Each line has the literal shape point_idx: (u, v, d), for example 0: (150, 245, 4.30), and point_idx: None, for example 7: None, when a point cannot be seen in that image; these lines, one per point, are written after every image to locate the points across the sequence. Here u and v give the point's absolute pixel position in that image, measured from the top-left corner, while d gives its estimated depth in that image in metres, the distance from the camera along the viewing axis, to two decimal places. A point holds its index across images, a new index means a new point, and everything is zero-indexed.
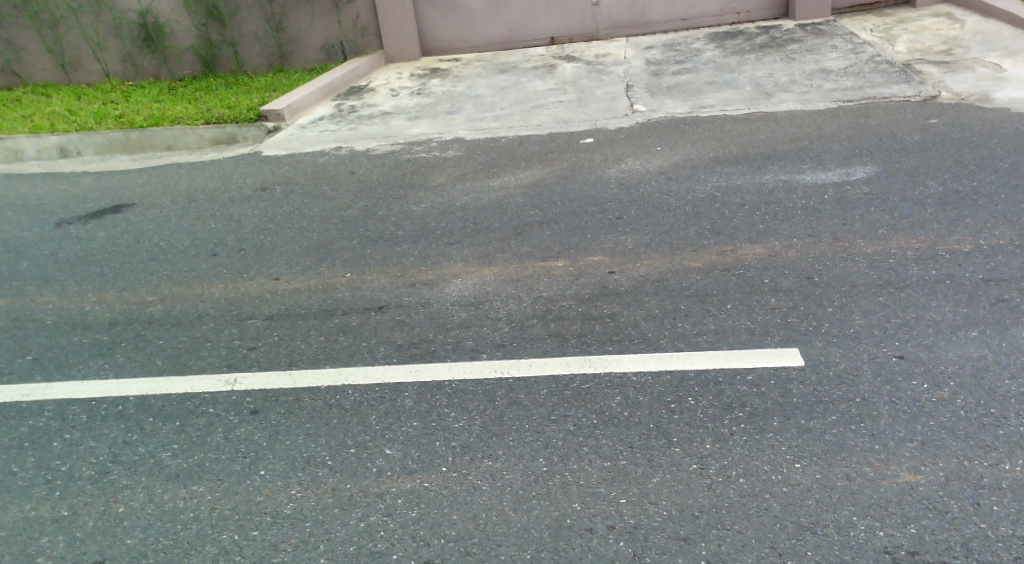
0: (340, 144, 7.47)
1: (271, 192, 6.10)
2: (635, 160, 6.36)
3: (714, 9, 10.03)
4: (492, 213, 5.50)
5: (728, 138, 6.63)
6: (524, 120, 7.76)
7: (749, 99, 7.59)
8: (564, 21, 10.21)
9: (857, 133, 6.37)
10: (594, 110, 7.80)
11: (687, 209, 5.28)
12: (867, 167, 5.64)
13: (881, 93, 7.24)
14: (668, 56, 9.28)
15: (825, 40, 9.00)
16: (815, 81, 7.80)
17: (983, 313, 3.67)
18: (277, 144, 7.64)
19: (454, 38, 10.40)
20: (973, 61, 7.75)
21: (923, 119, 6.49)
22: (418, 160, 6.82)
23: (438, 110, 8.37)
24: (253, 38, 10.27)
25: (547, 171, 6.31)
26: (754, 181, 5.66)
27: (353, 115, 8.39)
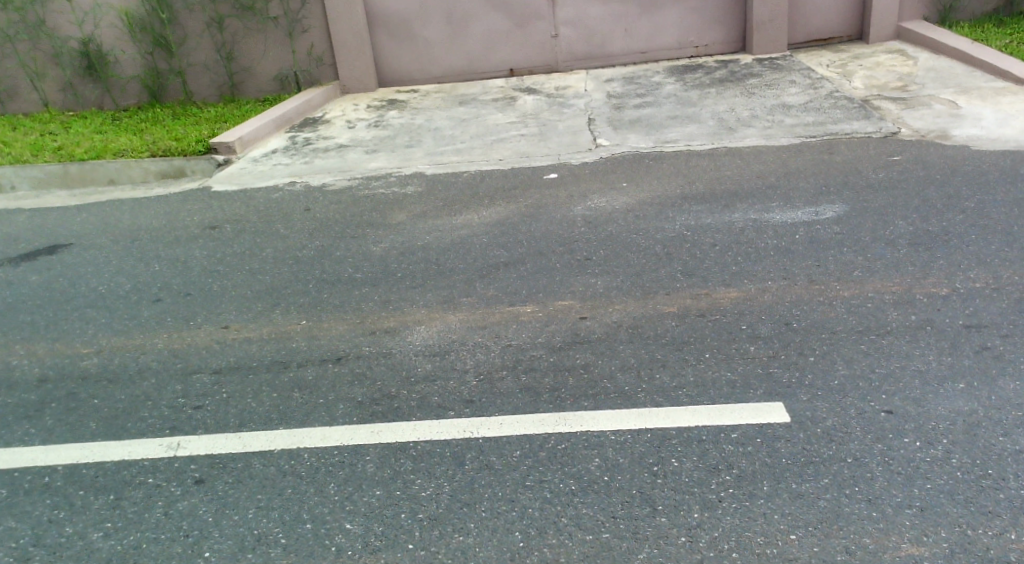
0: (293, 178, 7.19)
1: (221, 230, 5.87)
2: (601, 198, 6.20)
3: (673, 42, 10.01)
4: (455, 253, 5.30)
5: (693, 175, 6.51)
6: (485, 155, 7.57)
7: (712, 134, 7.51)
8: (523, 53, 10.11)
9: (823, 170, 6.29)
10: (556, 144, 7.65)
11: (657, 249, 5.13)
12: (836, 204, 5.54)
13: (842, 129, 7.21)
14: (628, 89, 9.20)
15: (784, 75, 9.01)
16: (777, 116, 7.76)
17: (968, 363, 3.53)
18: (227, 179, 7.34)
19: (412, 68, 10.22)
20: (930, 97, 7.78)
21: (886, 156, 6.44)
22: (376, 196, 6.58)
23: (397, 144, 8.14)
24: (203, 67, 9.97)
25: (511, 208, 6.11)
26: (723, 219, 5.53)
27: (308, 149, 8.13)
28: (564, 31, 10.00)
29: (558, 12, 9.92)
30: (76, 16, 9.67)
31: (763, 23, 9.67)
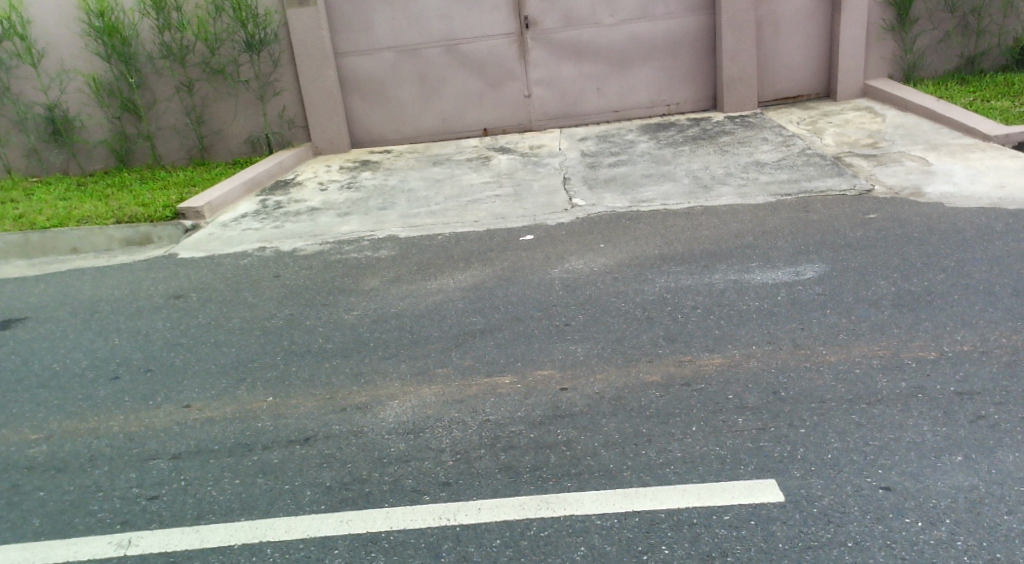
0: (263, 244, 7.03)
1: (186, 301, 5.71)
2: (578, 259, 6.09)
3: (645, 100, 10.06)
4: (429, 321, 5.14)
5: (671, 234, 6.43)
6: (459, 216, 7.45)
7: (687, 193, 7.46)
8: (496, 113, 10.11)
9: (800, 229, 6.23)
10: (531, 205, 7.55)
11: (638, 313, 5.00)
12: (816, 264, 5.46)
13: (817, 187, 7.19)
14: (602, 148, 9.19)
15: (756, 132, 9.06)
16: (751, 174, 7.75)
17: (964, 433, 3.39)
18: (194, 245, 7.16)
19: (385, 129, 10.16)
20: (901, 154, 7.81)
21: (862, 214, 6.40)
22: (348, 261, 6.42)
23: (370, 206, 8.02)
24: (172, 131, 9.86)
25: (487, 272, 5.98)
26: (703, 281, 5.43)
27: (278, 212, 7.98)
28: (537, 91, 10.02)
29: (531, 72, 9.95)
30: (42, 82, 9.57)
31: (733, 81, 9.75)
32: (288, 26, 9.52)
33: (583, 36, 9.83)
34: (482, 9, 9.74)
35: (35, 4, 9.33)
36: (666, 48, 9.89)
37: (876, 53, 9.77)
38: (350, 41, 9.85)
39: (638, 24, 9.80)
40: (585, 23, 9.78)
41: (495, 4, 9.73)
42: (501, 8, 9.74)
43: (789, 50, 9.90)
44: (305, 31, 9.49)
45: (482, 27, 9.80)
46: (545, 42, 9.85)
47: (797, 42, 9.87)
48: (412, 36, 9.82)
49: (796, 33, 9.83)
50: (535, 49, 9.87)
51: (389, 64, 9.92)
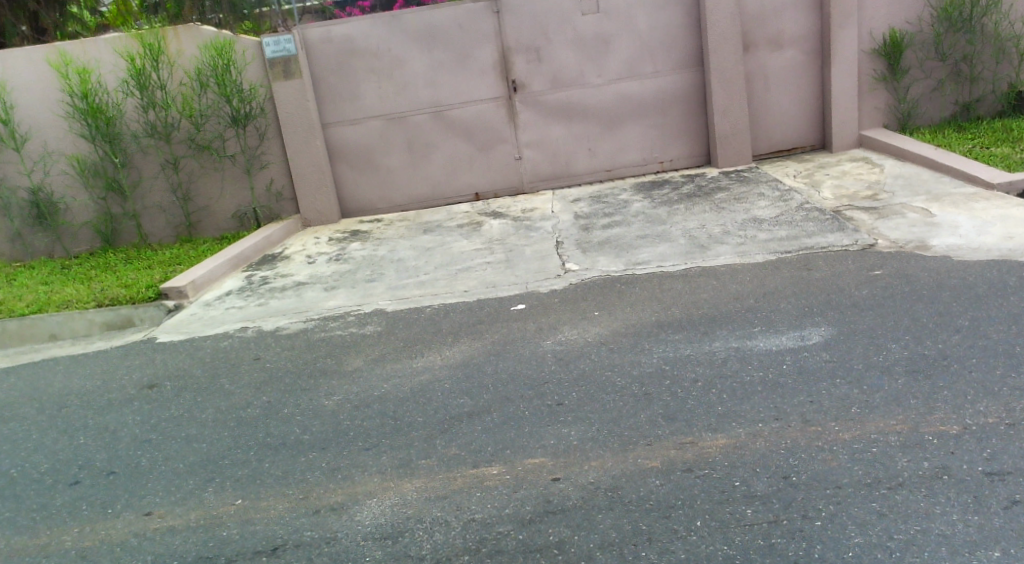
0: (246, 323, 6.79)
1: (159, 390, 5.46)
2: (572, 329, 5.81)
3: (638, 158, 9.90)
4: (415, 404, 4.87)
5: (667, 299, 6.17)
6: (449, 286, 7.20)
7: (684, 253, 7.22)
8: (486, 177, 9.95)
9: (802, 289, 5.96)
10: (523, 271, 7.31)
11: (635, 389, 4.70)
12: (822, 327, 5.18)
13: (817, 243, 6.94)
14: (596, 209, 8.98)
15: (751, 188, 8.86)
16: (749, 232, 7.50)
17: (999, 524, 3.09)
18: (174, 327, 6.93)
19: (374, 197, 10.00)
20: (902, 206, 7.57)
21: (867, 270, 6.14)
22: (333, 340, 6.16)
23: (358, 278, 7.78)
24: (158, 209, 9.70)
25: (476, 346, 5.70)
26: (703, 349, 5.14)
27: (263, 288, 7.76)
28: (527, 152, 9.87)
29: (520, 135, 9.81)
30: (25, 165, 9.45)
31: (726, 136, 9.59)
32: (273, 99, 9.43)
33: (572, 97, 9.71)
34: (468, 74, 9.65)
35: (19, 89, 9.28)
36: (656, 105, 9.77)
37: (869, 103, 9.64)
38: (337, 111, 9.74)
39: (627, 83, 9.69)
40: (573, 84, 9.68)
41: (482, 68, 9.64)
42: (487, 73, 9.65)
43: (780, 104, 9.77)
44: (291, 104, 9.39)
45: (469, 92, 9.70)
46: (533, 104, 9.74)
47: (788, 95, 9.76)
48: (399, 104, 9.71)
49: (786, 86, 9.72)
50: (524, 111, 9.75)
51: (377, 132, 9.80)
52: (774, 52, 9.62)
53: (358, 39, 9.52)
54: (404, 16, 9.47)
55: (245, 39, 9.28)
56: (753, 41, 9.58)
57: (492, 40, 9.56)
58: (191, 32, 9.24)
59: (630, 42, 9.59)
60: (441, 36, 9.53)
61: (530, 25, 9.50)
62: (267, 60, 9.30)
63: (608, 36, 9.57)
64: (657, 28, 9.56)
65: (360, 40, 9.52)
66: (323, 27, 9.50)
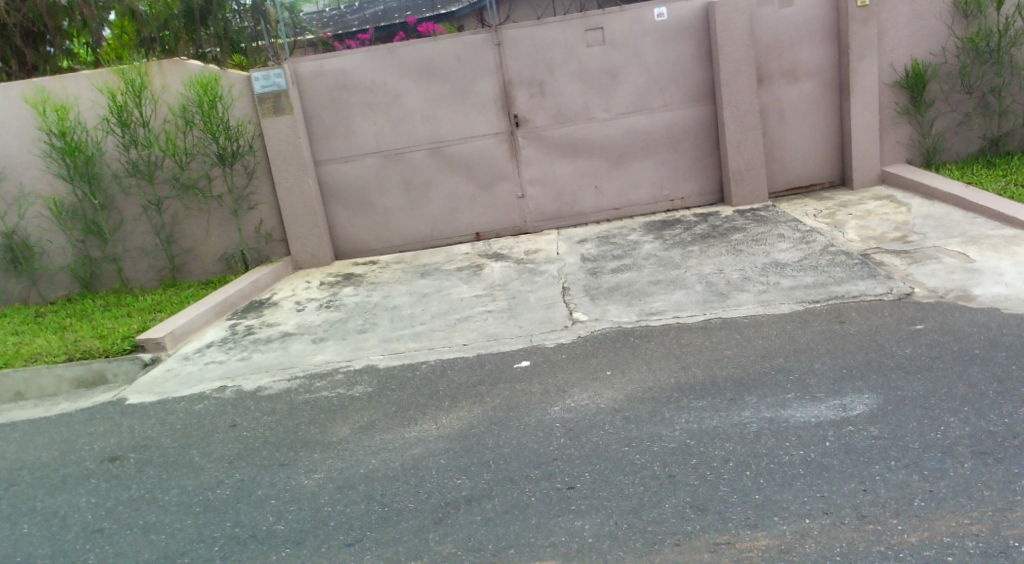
0: (225, 382, 6.23)
1: (121, 463, 4.90)
2: (583, 393, 5.22)
3: (647, 196, 9.39)
4: (406, 485, 4.30)
5: (686, 356, 5.59)
6: (446, 339, 6.62)
7: (702, 302, 6.66)
8: (488, 216, 9.43)
9: (837, 345, 5.39)
10: (528, 322, 6.74)
11: (657, 470, 4.12)
12: (865, 394, 4.60)
13: (849, 291, 6.38)
14: (604, 251, 8.44)
15: (770, 228, 8.31)
16: (772, 278, 6.95)
17: None
18: (147, 386, 6.37)
19: (369, 238, 9.47)
20: (936, 249, 7.02)
21: (907, 324, 5.57)
22: (318, 403, 5.59)
23: (349, 328, 7.22)
24: (140, 252, 9.17)
25: (477, 412, 5.12)
26: (731, 419, 4.55)
27: (247, 340, 7.21)
28: (531, 191, 9.35)
29: (523, 172, 9.31)
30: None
31: (741, 173, 9.08)
32: (262, 136, 8.94)
33: (578, 133, 9.22)
34: (468, 109, 9.16)
35: None
36: (666, 141, 9.27)
37: (892, 137, 9.13)
38: (330, 148, 9.24)
39: (635, 118, 9.20)
40: (579, 119, 9.19)
41: (482, 103, 9.15)
42: (488, 108, 9.16)
43: (797, 139, 9.28)
44: (281, 141, 8.90)
45: (469, 128, 9.21)
46: (537, 140, 9.24)
47: (805, 130, 9.26)
48: (395, 140, 9.22)
49: (803, 121, 9.23)
50: (527, 147, 9.25)
51: (372, 170, 9.29)
52: (789, 85, 9.14)
53: (352, 73, 9.05)
54: (400, 49, 9.01)
55: (232, 73, 8.82)
56: (767, 73, 9.11)
57: (494, 73, 9.08)
58: (176, 66, 8.76)
59: (639, 75, 9.11)
60: (440, 70, 9.06)
61: (533, 58, 9.03)
62: (256, 95, 8.83)
63: (615, 69, 9.09)
64: (666, 60, 9.08)
65: (354, 73, 9.05)
66: (315, 60, 9.03)
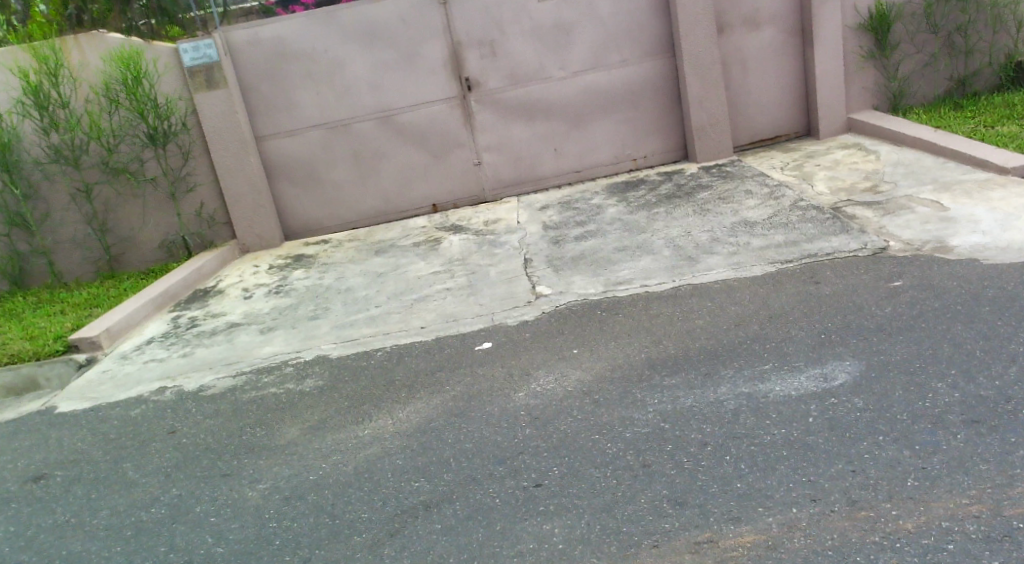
0: (165, 382, 5.81)
1: (47, 484, 4.58)
2: (548, 375, 4.88)
3: (609, 157, 9.01)
4: (358, 492, 3.95)
5: (657, 328, 5.26)
6: (402, 322, 6.23)
7: (670, 267, 6.33)
8: (444, 186, 8.99)
9: (814, 308, 5.08)
10: (489, 299, 6.37)
11: (628, 459, 3.81)
12: (847, 362, 4.28)
13: (822, 248, 6.06)
14: (566, 217, 8.06)
15: (736, 185, 7.98)
16: (741, 238, 6.64)
17: None
18: (81, 391, 5.95)
19: (320, 215, 9.00)
20: (908, 199, 6.73)
21: (886, 281, 5.27)
22: (266, 401, 5.21)
23: (299, 315, 6.79)
24: (74, 243, 8.64)
25: (436, 403, 4.76)
26: (707, 397, 4.24)
27: (191, 334, 6.77)
28: (487, 157, 8.92)
29: (478, 138, 8.86)
30: None
31: (704, 128, 8.73)
32: (197, 113, 8.40)
33: (533, 94, 8.78)
34: (415, 73, 8.67)
35: None
36: (626, 98, 8.87)
37: (857, 83, 8.81)
38: (272, 123, 8.72)
39: (592, 75, 8.78)
40: (533, 79, 8.74)
41: (431, 67, 8.66)
42: (437, 72, 8.68)
43: (759, 89, 8.93)
44: (217, 118, 8.38)
45: (418, 94, 8.72)
46: (490, 103, 8.78)
47: (767, 79, 8.91)
48: (340, 111, 8.71)
49: (765, 70, 8.88)
50: (480, 112, 8.80)
51: (318, 143, 8.79)
52: (749, 33, 8.76)
53: (290, 41, 8.50)
54: (338, 13, 8.47)
55: (157, 46, 8.28)
56: (726, 22, 8.72)
57: (441, 35, 8.58)
58: (94, 40, 8.23)
59: (593, 29, 8.66)
60: (383, 33, 8.54)
61: (481, 16, 8.54)
62: (186, 69, 8.28)
63: (569, 24, 8.64)
64: (621, 12, 8.65)
65: (292, 42, 8.50)
66: (249, 29, 8.47)
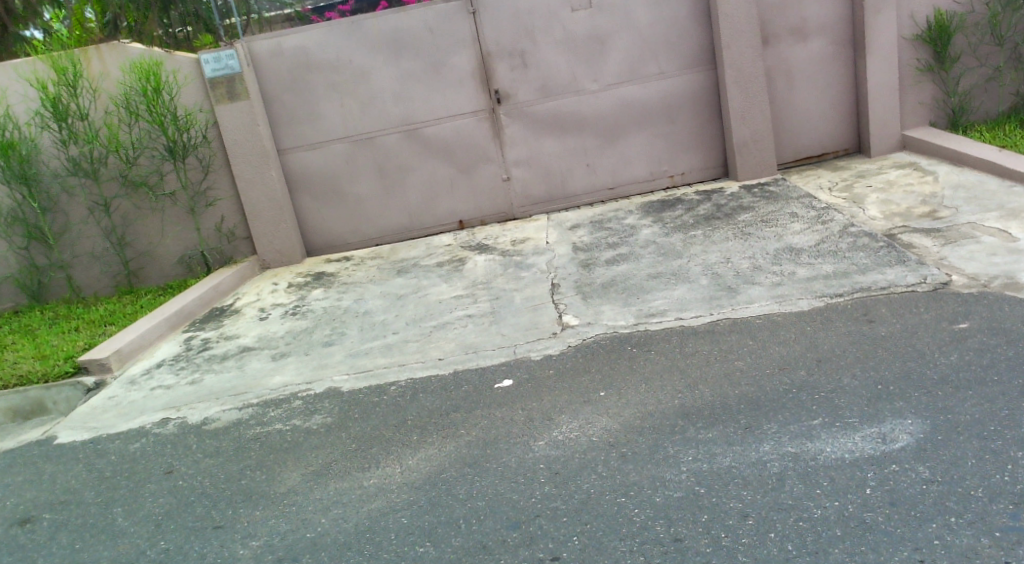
0: (169, 412, 5.49)
1: (32, 529, 4.27)
2: (572, 422, 4.46)
3: (644, 173, 8.57)
4: (359, 557, 3.57)
5: (692, 370, 4.81)
6: (420, 353, 5.84)
7: (708, 298, 5.87)
8: (471, 202, 8.62)
9: (868, 351, 4.59)
10: (512, 329, 5.96)
11: (659, 532, 3.37)
12: (908, 420, 3.80)
13: (876, 281, 5.56)
14: (598, 238, 7.62)
15: (780, 206, 7.49)
16: (786, 266, 6.16)
17: None
18: (84, 419, 5.65)
19: (342, 231, 8.69)
20: (971, 227, 6.19)
21: (949, 322, 4.76)
22: (270, 439, 4.86)
23: (314, 341, 6.44)
24: (92, 257, 8.40)
25: (449, 450, 4.37)
26: (748, 455, 3.78)
27: (201, 358, 6.46)
28: (516, 172, 8.53)
29: (507, 152, 8.48)
30: None
31: (746, 144, 8.25)
32: (217, 125, 8.14)
33: (565, 107, 8.37)
34: (443, 85, 8.32)
35: None
36: (663, 112, 8.43)
37: (912, 98, 8.25)
38: (294, 135, 8.42)
39: (628, 88, 8.35)
40: (565, 91, 8.34)
41: (458, 78, 8.30)
42: (466, 83, 8.31)
43: (806, 104, 8.42)
44: (238, 130, 8.10)
45: (445, 107, 8.37)
46: (520, 116, 8.39)
47: (815, 93, 8.41)
48: (364, 123, 8.38)
49: (813, 84, 8.37)
50: (510, 126, 8.42)
51: (341, 157, 8.48)
52: (796, 45, 8.27)
53: (314, 51, 8.20)
54: (364, 22, 8.15)
55: (179, 56, 8.03)
56: (772, 33, 8.24)
57: (470, 45, 8.22)
58: (115, 50, 7.99)
59: (630, 40, 8.24)
60: (410, 44, 8.19)
61: (512, 25, 8.16)
62: (207, 80, 8.01)
63: (604, 35, 8.22)
64: (660, 22, 8.21)
65: (316, 51, 8.20)
66: (272, 39, 8.18)
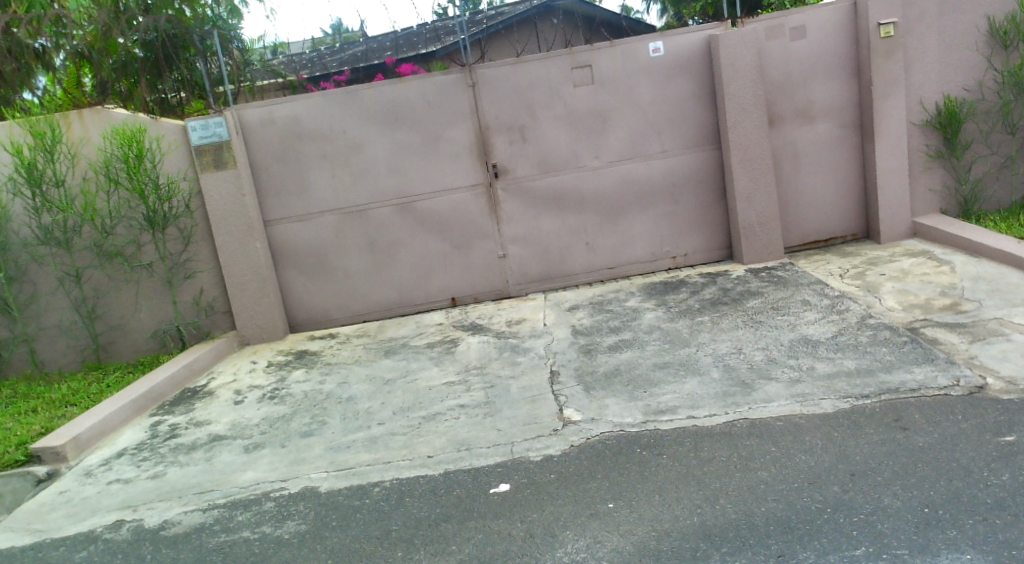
0: (125, 513, 4.96)
1: None
2: (578, 541, 3.96)
3: (646, 253, 8.21)
4: None
5: (712, 481, 4.31)
6: (407, 449, 5.32)
7: (721, 394, 5.41)
8: (464, 279, 8.21)
9: (908, 465, 4.13)
10: (509, 423, 5.46)
11: None
12: (968, 558, 3.38)
13: (905, 381, 5.14)
14: (599, 321, 7.20)
15: (791, 293, 7.12)
16: (803, 360, 5.74)
17: None
18: (29, 518, 5.11)
19: (327, 306, 8.23)
20: (999, 323, 5.83)
21: (995, 434, 4.32)
22: (234, 551, 4.32)
23: (291, 430, 5.91)
24: (59, 329, 7.89)
25: None
26: None
27: (167, 447, 5.92)
28: (512, 250, 8.15)
29: (504, 229, 8.11)
30: None
31: (752, 227, 7.92)
32: (201, 194, 7.75)
33: (565, 184, 8.05)
34: (439, 159, 7.99)
35: None
36: (666, 191, 8.11)
37: (923, 184, 7.98)
38: (281, 206, 8.03)
39: (630, 166, 8.05)
40: (566, 167, 8.02)
41: (455, 152, 7.98)
42: (463, 157, 7.99)
43: (813, 187, 8.14)
44: (222, 200, 7.71)
45: (441, 181, 8.02)
46: (518, 192, 8.06)
47: (822, 177, 8.13)
48: (356, 195, 8.02)
49: (821, 167, 8.11)
50: (507, 202, 8.07)
51: (330, 229, 8.09)
52: (803, 127, 8.03)
53: (306, 120, 7.88)
54: (359, 92, 7.85)
55: (164, 122, 7.67)
56: (778, 114, 8.00)
57: (468, 118, 7.92)
58: (97, 115, 7.63)
59: (633, 117, 7.97)
60: (406, 115, 7.89)
61: (512, 100, 7.89)
62: (193, 147, 7.65)
63: (606, 111, 7.95)
64: (665, 100, 7.96)
65: (307, 121, 7.88)
66: (262, 107, 7.86)
